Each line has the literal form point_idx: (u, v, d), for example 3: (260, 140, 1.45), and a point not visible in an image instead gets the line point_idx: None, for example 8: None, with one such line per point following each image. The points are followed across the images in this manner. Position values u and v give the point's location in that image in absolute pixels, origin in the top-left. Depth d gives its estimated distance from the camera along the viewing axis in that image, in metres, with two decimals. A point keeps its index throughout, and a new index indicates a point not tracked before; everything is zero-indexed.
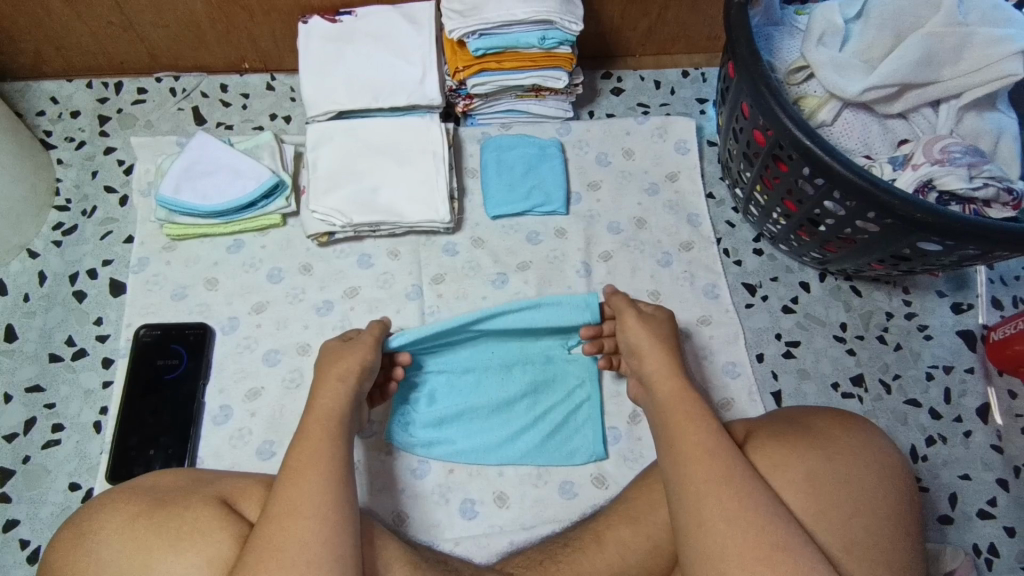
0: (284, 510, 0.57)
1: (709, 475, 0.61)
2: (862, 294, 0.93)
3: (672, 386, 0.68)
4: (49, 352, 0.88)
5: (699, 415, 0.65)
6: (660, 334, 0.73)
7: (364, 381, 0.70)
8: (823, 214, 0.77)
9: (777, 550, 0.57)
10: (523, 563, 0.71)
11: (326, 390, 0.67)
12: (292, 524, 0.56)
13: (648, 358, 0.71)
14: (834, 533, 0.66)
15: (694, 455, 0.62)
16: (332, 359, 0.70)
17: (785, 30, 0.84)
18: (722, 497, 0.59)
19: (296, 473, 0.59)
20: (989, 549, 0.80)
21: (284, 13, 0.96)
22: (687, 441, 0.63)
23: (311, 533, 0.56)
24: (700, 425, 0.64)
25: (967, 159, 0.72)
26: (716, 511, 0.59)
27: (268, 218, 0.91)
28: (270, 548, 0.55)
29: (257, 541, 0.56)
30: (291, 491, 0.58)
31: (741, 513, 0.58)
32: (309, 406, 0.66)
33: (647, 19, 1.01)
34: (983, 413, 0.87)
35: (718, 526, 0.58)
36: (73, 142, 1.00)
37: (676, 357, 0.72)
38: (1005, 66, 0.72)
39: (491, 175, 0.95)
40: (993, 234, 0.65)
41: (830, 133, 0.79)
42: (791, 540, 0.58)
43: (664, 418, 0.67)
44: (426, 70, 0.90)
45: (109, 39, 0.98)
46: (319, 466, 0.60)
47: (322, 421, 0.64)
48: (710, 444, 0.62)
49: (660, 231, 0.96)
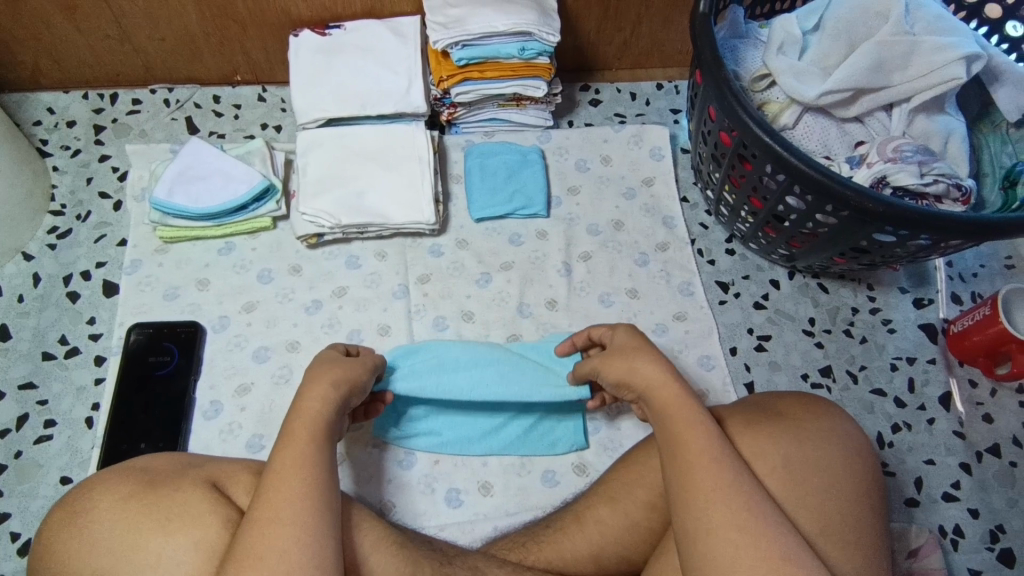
0: (266, 516, 0.56)
1: (713, 484, 0.59)
2: (828, 290, 0.98)
3: (668, 392, 0.66)
4: (42, 351, 0.90)
5: (698, 421, 0.63)
6: (647, 346, 0.70)
7: (354, 388, 0.69)
8: (787, 210, 0.82)
9: (787, 561, 0.55)
10: (507, 545, 0.73)
11: (318, 384, 0.66)
12: (273, 531, 0.56)
13: (641, 366, 0.68)
14: (818, 520, 0.63)
15: (696, 463, 0.60)
16: (325, 369, 0.69)
17: (749, 42, 0.90)
18: (727, 507, 0.58)
19: (279, 479, 0.59)
20: (954, 530, 0.84)
21: (275, 27, 1.00)
22: (686, 448, 0.62)
23: (293, 541, 0.55)
24: (695, 431, 0.62)
25: (917, 158, 0.77)
26: (721, 519, 0.57)
27: (258, 222, 0.94)
28: (250, 557, 0.54)
29: (238, 546, 0.55)
30: (273, 497, 0.58)
31: (749, 523, 0.57)
32: (295, 409, 0.65)
33: (622, 34, 1.07)
34: (945, 401, 0.91)
35: (729, 536, 0.57)
36: (69, 150, 1.03)
37: (669, 363, 0.68)
38: (949, 70, 0.78)
39: (474, 179, 0.99)
40: (950, 223, 0.69)
41: (792, 135, 0.85)
42: (794, 546, 0.57)
43: (661, 426, 0.65)
44: (412, 80, 0.94)
45: (107, 53, 1.02)
46: (302, 472, 0.59)
47: (309, 421, 0.64)
48: (712, 452, 0.61)
49: (637, 233, 1.00)
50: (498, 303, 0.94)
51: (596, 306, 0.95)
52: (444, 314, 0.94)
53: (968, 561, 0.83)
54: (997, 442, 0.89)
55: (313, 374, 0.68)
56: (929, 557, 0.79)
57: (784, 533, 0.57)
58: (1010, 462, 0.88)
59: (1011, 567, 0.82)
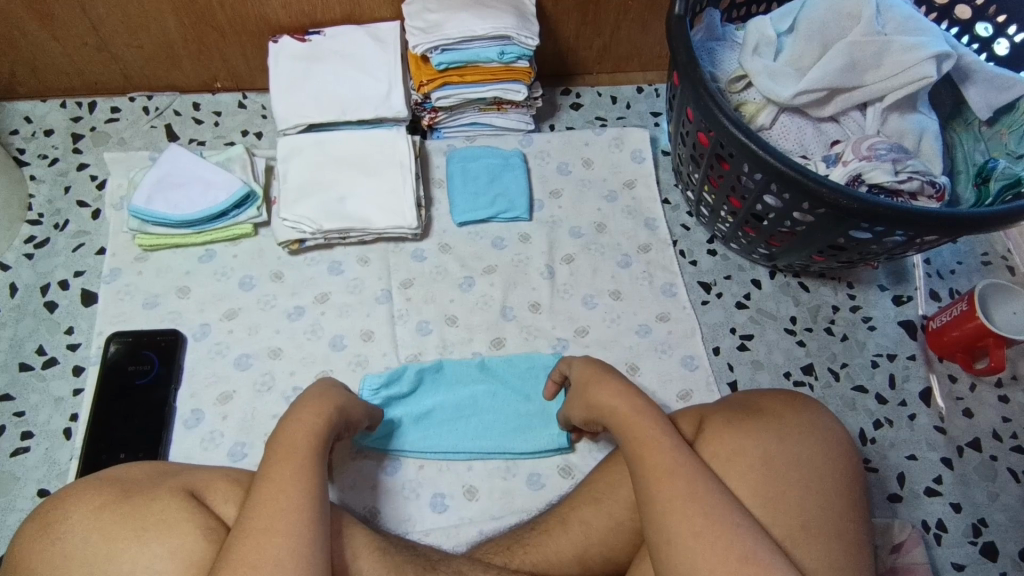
0: (260, 526, 0.56)
1: (676, 493, 0.59)
2: (809, 289, 0.99)
3: (628, 408, 0.67)
4: (19, 361, 0.89)
5: (659, 432, 0.64)
6: (609, 368, 0.73)
7: (341, 402, 0.70)
8: (765, 209, 0.83)
9: (746, 562, 0.55)
10: (491, 549, 0.73)
11: (310, 398, 0.68)
12: (267, 541, 0.55)
13: (597, 392, 0.70)
14: (788, 521, 0.63)
15: (657, 474, 0.61)
16: (321, 392, 0.70)
17: (726, 44, 0.91)
18: (688, 514, 0.58)
19: (274, 489, 0.58)
20: (938, 525, 0.84)
21: (254, 34, 1.00)
22: (649, 459, 0.62)
23: (286, 552, 0.54)
24: (658, 441, 0.63)
25: (892, 155, 0.78)
26: (681, 527, 0.57)
27: (239, 228, 0.94)
28: (243, 566, 0.53)
29: (229, 557, 0.54)
30: (267, 507, 0.57)
31: (706, 530, 0.57)
32: (287, 425, 0.65)
33: (601, 39, 1.08)
34: (926, 397, 0.92)
35: (687, 543, 0.57)
36: (46, 158, 1.02)
37: (626, 386, 0.70)
38: (920, 69, 0.79)
39: (456, 184, 0.99)
40: (914, 215, 0.70)
41: (769, 135, 0.86)
42: (757, 548, 0.56)
43: (624, 440, 0.66)
44: (392, 85, 0.95)
45: (85, 61, 1.01)
46: (297, 482, 0.59)
47: (303, 432, 0.64)
48: (672, 462, 0.61)
49: (620, 235, 1.00)
50: (482, 307, 0.94)
51: (580, 308, 0.95)
52: (428, 318, 0.93)
53: (951, 555, 0.83)
54: (977, 436, 0.90)
55: (314, 394, 0.69)
56: (912, 551, 0.79)
57: (749, 535, 0.57)
58: (990, 456, 0.89)
59: (993, 560, 0.83)
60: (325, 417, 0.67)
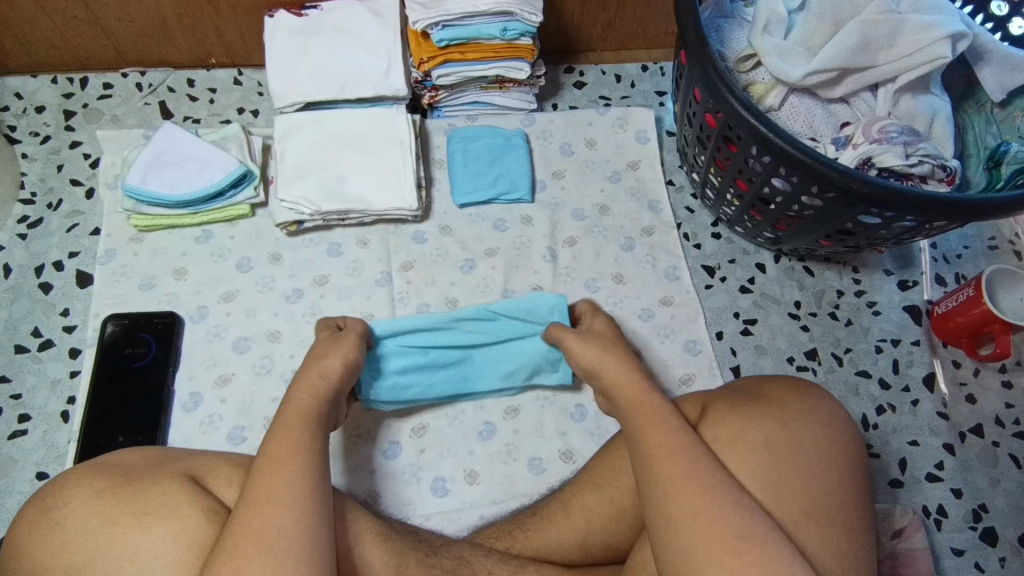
0: (263, 497, 0.55)
1: (671, 474, 0.59)
2: (814, 273, 0.98)
3: (624, 394, 0.68)
4: (15, 343, 0.88)
5: (662, 413, 0.64)
6: (612, 346, 0.73)
7: (347, 385, 0.71)
8: (772, 192, 0.82)
9: (743, 541, 0.55)
10: (493, 533, 0.73)
11: (322, 363, 0.69)
12: (270, 511, 0.54)
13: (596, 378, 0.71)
14: (789, 505, 0.62)
15: (655, 454, 0.61)
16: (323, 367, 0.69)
17: (734, 22, 0.89)
18: (683, 494, 0.57)
19: (273, 462, 0.57)
20: (939, 510, 0.85)
21: (250, 8, 0.98)
22: (645, 442, 0.62)
23: (290, 522, 0.54)
24: (657, 425, 0.63)
25: (903, 138, 0.77)
26: (678, 507, 0.57)
27: (236, 209, 0.92)
28: (247, 535, 0.53)
29: (232, 528, 0.54)
30: (268, 479, 0.56)
31: (698, 510, 0.56)
32: (287, 405, 0.64)
33: (606, 14, 1.05)
34: (929, 382, 0.92)
35: (683, 522, 0.56)
36: (38, 136, 1.00)
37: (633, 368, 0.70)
38: (936, 48, 0.77)
39: (457, 165, 0.97)
40: (922, 199, 0.69)
41: (778, 117, 0.84)
42: (756, 529, 0.56)
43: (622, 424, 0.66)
44: (391, 62, 0.92)
45: (76, 35, 0.99)
46: (296, 456, 0.58)
47: (305, 409, 0.63)
48: (671, 442, 0.61)
49: (623, 217, 0.99)
50: (482, 291, 0.93)
51: (583, 292, 0.94)
52: (428, 301, 0.92)
53: (951, 540, 0.83)
54: (979, 422, 0.90)
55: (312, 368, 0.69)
56: (913, 537, 0.79)
57: (748, 514, 0.57)
58: (992, 442, 0.89)
59: (992, 545, 0.83)
60: (328, 396, 0.66)
